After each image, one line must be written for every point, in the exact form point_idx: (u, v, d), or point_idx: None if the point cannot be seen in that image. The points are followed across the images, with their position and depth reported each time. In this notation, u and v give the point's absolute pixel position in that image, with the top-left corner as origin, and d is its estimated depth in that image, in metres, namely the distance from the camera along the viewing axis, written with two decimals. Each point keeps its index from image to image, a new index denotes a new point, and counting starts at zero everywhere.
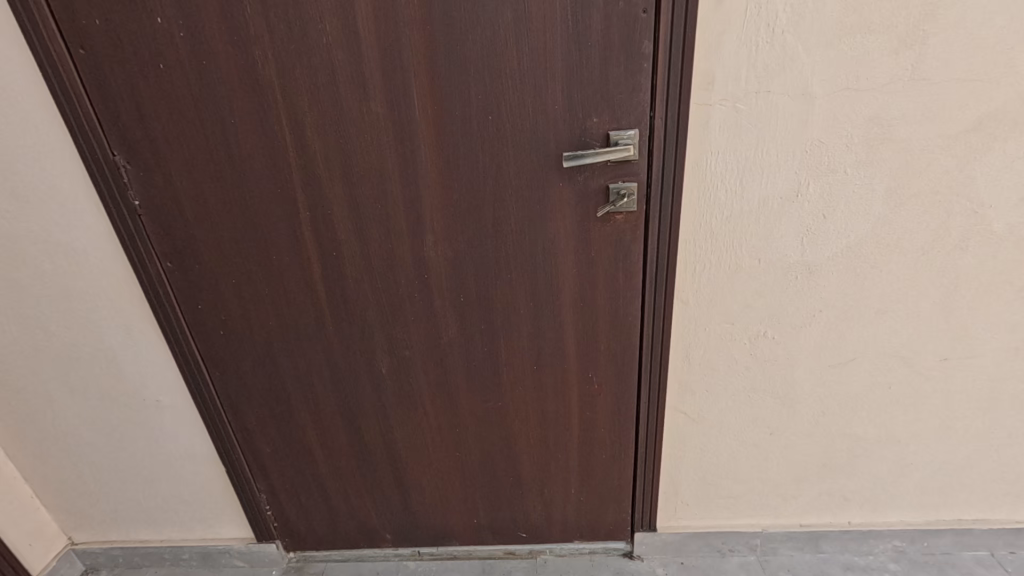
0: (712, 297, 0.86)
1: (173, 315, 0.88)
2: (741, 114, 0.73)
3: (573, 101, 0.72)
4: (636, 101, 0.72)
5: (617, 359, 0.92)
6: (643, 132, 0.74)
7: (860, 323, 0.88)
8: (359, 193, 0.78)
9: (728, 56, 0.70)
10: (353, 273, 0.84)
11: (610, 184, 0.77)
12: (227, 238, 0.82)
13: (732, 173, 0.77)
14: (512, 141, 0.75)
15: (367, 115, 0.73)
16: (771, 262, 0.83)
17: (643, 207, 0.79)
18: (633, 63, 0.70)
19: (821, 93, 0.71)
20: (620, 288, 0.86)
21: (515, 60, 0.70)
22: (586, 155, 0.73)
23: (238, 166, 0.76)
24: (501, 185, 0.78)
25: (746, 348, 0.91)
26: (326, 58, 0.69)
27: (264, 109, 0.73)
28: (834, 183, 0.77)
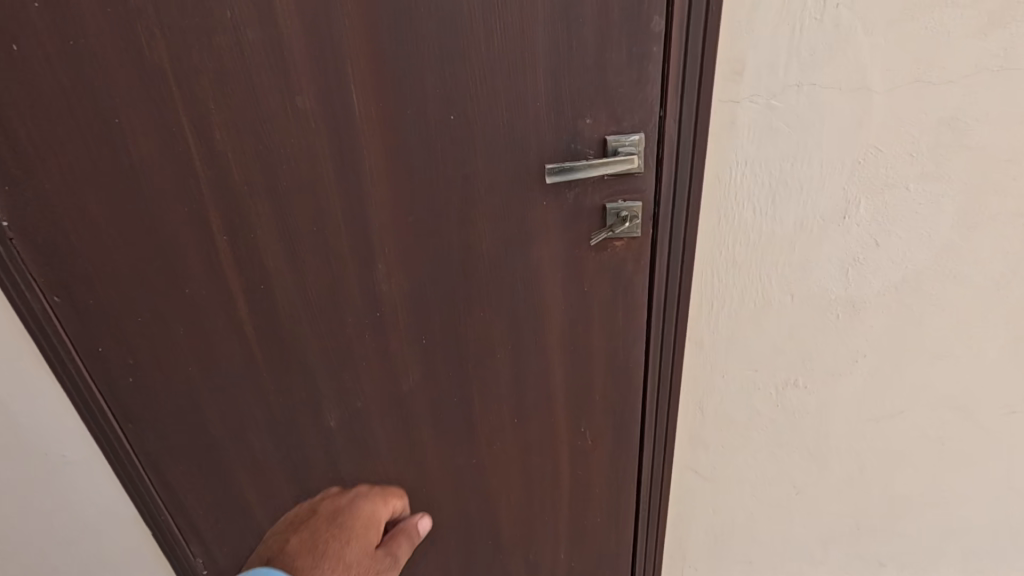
0: (732, 340, 0.70)
1: (68, 358, 0.71)
2: (776, 115, 0.56)
3: (559, 96, 0.56)
4: (642, 96, 0.56)
5: (615, 410, 0.76)
6: (650, 136, 0.57)
7: (910, 370, 0.72)
8: (289, 213, 0.61)
9: (764, 37, 0.53)
10: (289, 310, 0.68)
11: (607, 203, 0.61)
12: (126, 265, 0.65)
13: (763, 189, 0.60)
14: (482, 147, 0.58)
15: (293, 113, 0.56)
16: (808, 297, 0.67)
17: (649, 231, 0.63)
18: (639, 46, 0.54)
19: (881, 87, 0.55)
20: (619, 329, 0.69)
21: (484, 40, 0.53)
22: (578, 168, 0.57)
23: (133, 178, 0.60)
24: (471, 202, 0.61)
25: (770, 399, 0.75)
26: (233, 36, 0.52)
27: (157, 103, 0.56)
28: (890, 204, 0.61)
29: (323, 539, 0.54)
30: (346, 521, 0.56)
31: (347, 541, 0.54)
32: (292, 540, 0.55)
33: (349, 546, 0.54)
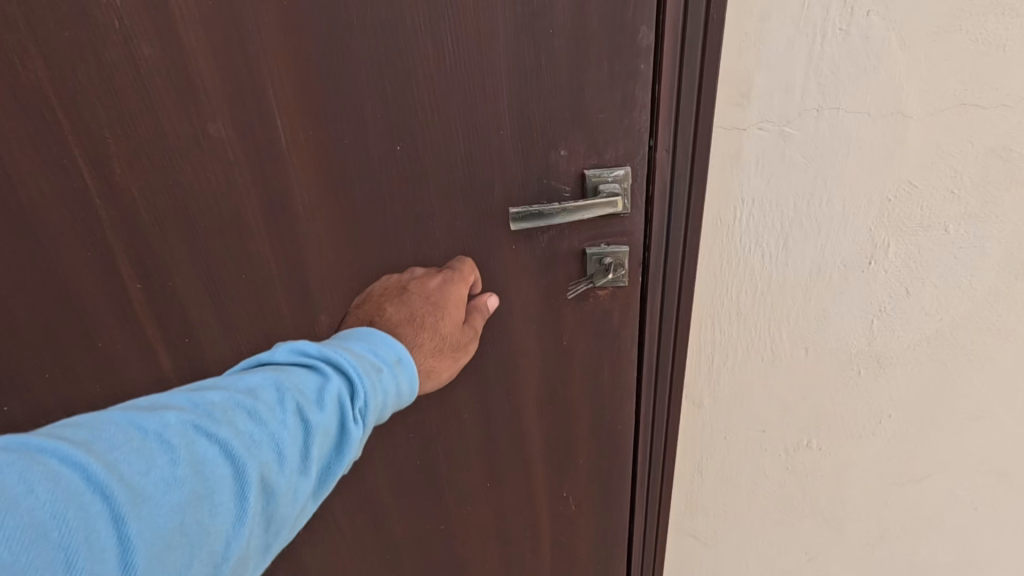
0: (735, 398, 0.61)
1: None
2: (791, 145, 0.47)
3: (528, 123, 0.46)
4: (628, 122, 0.47)
5: (602, 472, 0.67)
6: (638, 170, 0.48)
7: (940, 432, 0.63)
8: (213, 258, 0.52)
9: (776, 51, 0.43)
10: (221, 366, 0.59)
11: (587, 248, 0.52)
12: (27, 316, 0.56)
13: (774, 231, 0.51)
14: (437, 183, 0.49)
15: (207, 143, 0.46)
16: (823, 351, 0.58)
17: (637, 278, 0.54)
18: (622, 63, 0.44)
19: (918, 111, 0.45)
20: (605, 385, 0.60)
21: (433, 55, 0.43)
22: (555, 216, 0.48)
23: (23, 218, 0.50)
24: (425, 246, 0.51)
25: (780, 461, 0.66)
26: (125, 51, 0.43)
27: (43, 132, 0.46)
28: (925, 248, 0.51)
29: (417, 306, 0.45)
30: (440, 292, 0.47)
31: (444, 312, 0.46)
32: (381, 307, 0.46)
33: (445, 319, 0.46)
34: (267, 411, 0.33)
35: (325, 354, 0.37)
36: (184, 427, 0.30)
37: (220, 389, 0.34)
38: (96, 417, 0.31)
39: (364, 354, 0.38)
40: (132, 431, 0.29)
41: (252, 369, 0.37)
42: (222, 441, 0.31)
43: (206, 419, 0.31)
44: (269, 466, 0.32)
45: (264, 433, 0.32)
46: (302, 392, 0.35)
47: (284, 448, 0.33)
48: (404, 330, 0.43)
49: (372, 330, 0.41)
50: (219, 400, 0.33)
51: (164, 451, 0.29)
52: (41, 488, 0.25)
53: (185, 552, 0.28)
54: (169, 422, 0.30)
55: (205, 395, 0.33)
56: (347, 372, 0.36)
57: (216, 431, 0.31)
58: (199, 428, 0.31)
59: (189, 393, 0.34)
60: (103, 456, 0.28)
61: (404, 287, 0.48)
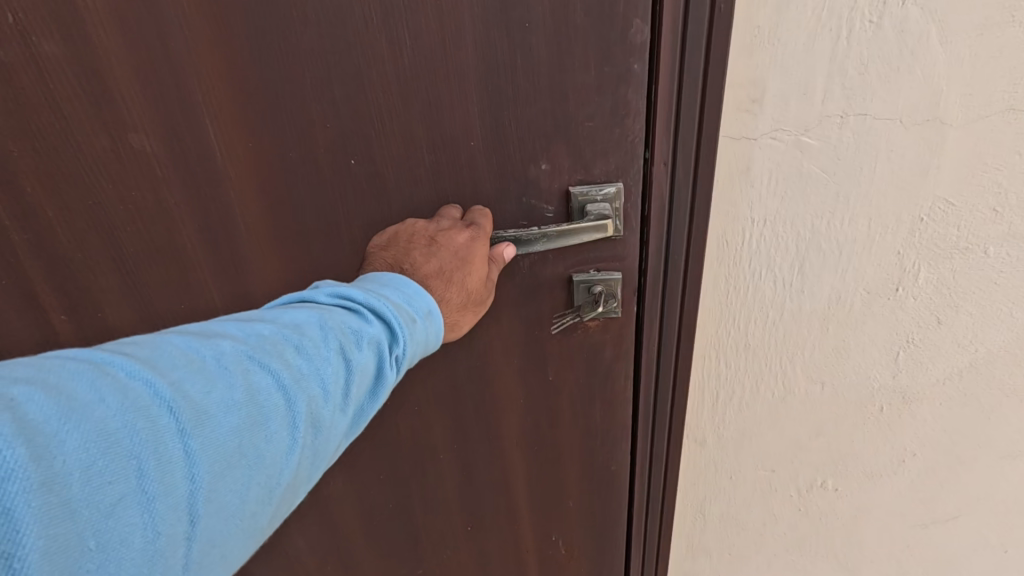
0: (741, 437, 0.55)
1: None
2: (809, 158, 0.40)
3: (503, 134, 0.40)
4: (620, 132, 0.40)
5: (595, 514, 0.61)
6: (632, 187, 0.42)
7: (970, 472, 0.56)
8: (147, 287, 0.46)
9: (793, 48, 0.36)
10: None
11: (574, 275, 0.45)
12: None
13: (788, 253, 0.44)
14: (400, 201, 0.42)
15: (131, 156, 0.40)
16: (842, 387, 0.51)
17: (632, 309, 0.47)
18: (613, 63, 0.38)
19: (959, 118, 0.38)
20: (598, 423, 0.54)
21: (390, 55, 0.37)
22: (535, 244, 0.42)
23: None
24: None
25: (791, 503, 0.59)
26: (22, 49, 0.36)
27: None
28: (962, 273, 0.45)
29: (445, 261, 0.38)
30: (468, 246, 0.39)
31: (473, 268, 0.39)
32: (402, 256, 0.38)
33: (474, 275, 0.39)
34: (314, 344, 0.28)
35: (369, 297, 0.32)
36: (240, 355, 0.26)
37: (267, 321, 0.29)
38: (151, 338, 0.26)
39: (402, 303, 0.33)
40: (189, 353, 0.25)
41: (294, 305, 0.31)
42: (274, 373, 0.26)
43: (259, 350, 0.27)
44: (320, 401, 0.27)
45: (316, 368, 0.27)
46: (350, 332, 0.30)
47: (336, 384, 0.28)
48: (434, 285, 0.37)
49: (407, 279, 0.35)
50: (269, 333, 0.28)
51: (221, 374, 0.25)
52: (111, 398, 0.21)
53: (244, 477, 0.24)
54: (225, 350, 0.26)
55: (254, 325, 0.28)
56: (387, 320, 0.31)
57: (271, 361, 0.26)
58: (253, 357, 0.26)
59: (237, 323, 0.29)
60: (167, 373, 0.24)
61: (424, 234, 0.39)
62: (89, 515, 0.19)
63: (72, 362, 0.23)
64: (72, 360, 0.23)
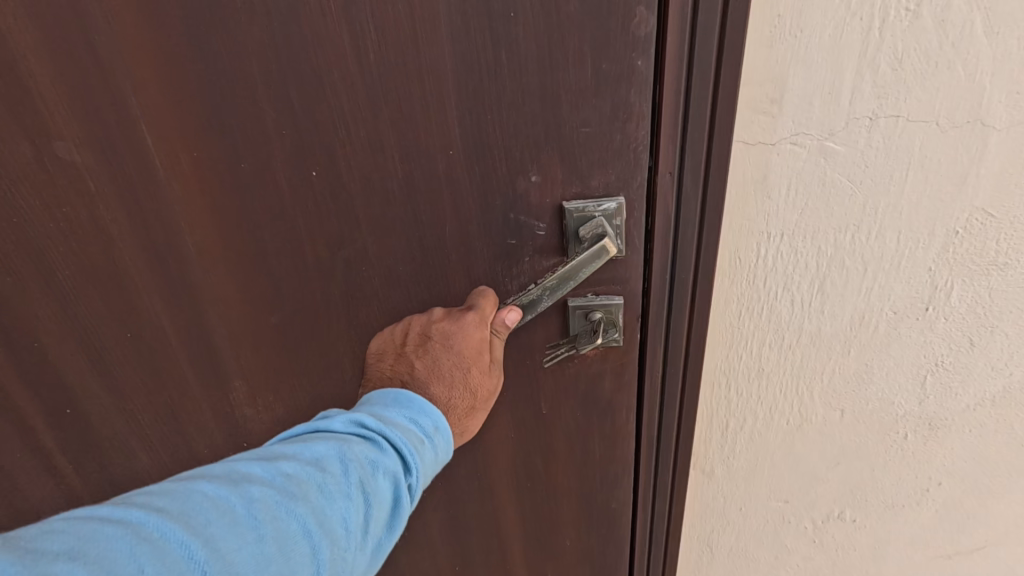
0: (752, 469, 0.51)
1: None
2: (833, 166, 0.35)
3: (488, 143, 0.36)
4: (621, 139, 0.36)
5: (594, 549, 0.56)
6: (634, 200, 0.38)
7: (998, 503, 0.52)
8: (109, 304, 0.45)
9: (818, 40, 0.32)
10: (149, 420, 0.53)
11: (569, 298, 0.41)
12: None
13: (808, 271, 0.40)
14: (375, 214, 0.40)
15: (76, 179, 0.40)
16: (866, 415, 0.47)
17: (634, 334, 0.43)
18: (612, 59, 0.33)
19: (1003, 120, 0.34)
20: (598, 457, 0.49)
21: (360, 61, 0.34)
22: (542, 300, 0.39)
23: None
24: (371, 291, 0.44)
25: (805, 536, 0.55)
26: None
27: None
28: (1001, 292, 0.40)
29: (443, 361, 0.38)
30: (461, 334, 0.39)
31: (469, 362, 0.38)
32: (400, 364, 0.39)
33: (476, 368, 0.38)
34: (337, 482, 0.28)
35: (382, 424, 0.32)
36: (269, 502, 0.26)
37: (289, 455, 0.29)
38: (175, 484, 0.26)
39: (409, 424, 0.33)
40: (220, 502, 0.25)
41: (310, 434, 0.31)
42: (301, 519, 0.26)
43: (285, 494, 0.27)
44: (343, 543, 0.27)
45: (338, 509, 0.28)
46: (369, 461, 0.30)
47: (357, 522, 0.28)
48: (435, 390, 0.37)
49: (412, 394, 0.35)
50: (293, 470, 0.28)
51: (251, 527, 0.25)
52: (150, 567, 0.22)
53: None
54: (252, 495, 0.26)
55: (276, 462, 0.28)
56: (401, 450, 0.31)
57: (298, 505, 0.26)
58: (281, 502, 0.26)
59: (261, 456, 0.29)
60: (199, 530, 0.24)
61: (419, 330, 0.40)
62: None
63: (105, 526, 0.22)
64: (105, 523, 0.23)
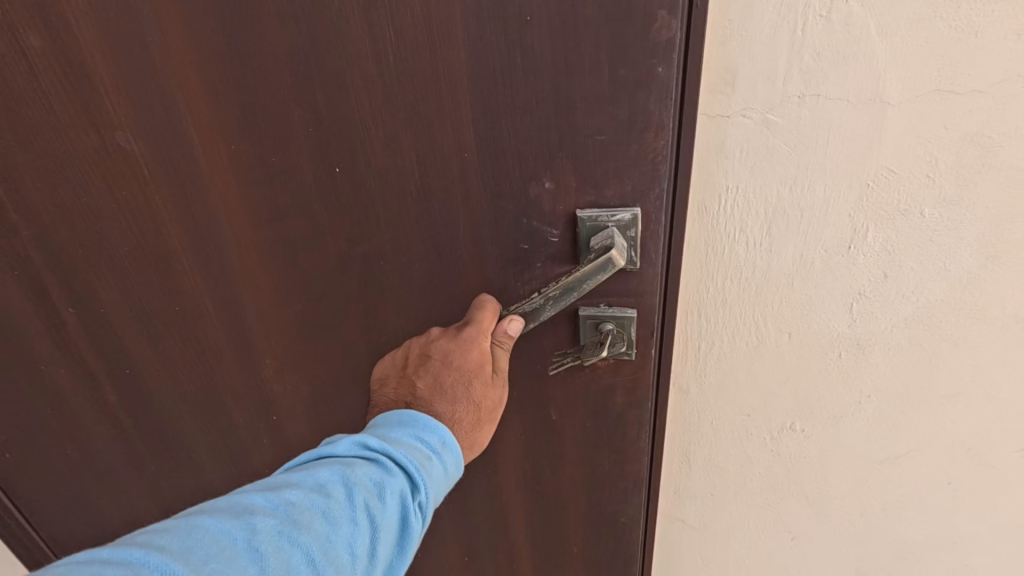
0: (722, 385, 0.62)
1: (59, 400, 0.74)
2: (774, 133, 0.47)
3: (531, 142, 0.49)
4: (637, 148, 0.47)
5: (602, 473, 0.69)
6: (648, 210, 0.50)
7: (919, 412, 0.64)
8: (253, 265, 0.63)
9: (757, 41, 0.43)
10: (228, 350, 0.71)
11: (582, 308, 0.56)
12: (106, 312, 0.68)
13: (758, 218, 0.51)
14: (446, 198, 0.54)
15: (246, 168, 0.57)
16: (807, 337, 0.59)
17: (638, 306, 0.55)
18: (631, 67, 0.44)
19: (897, 98, 0.45)
20: (610, 393, 0.62)
21: (445, 86, 0.48)
22: (544, 307, 0.53)
23: (103, 233, 0.63)
24: (438, 258, 0.58)
25: (765, 445, 0.67)
26: (181, 105, 0.54)
27: (125, 168, 0.58)
28: (904, 233, 0.52)
29: (445, 376, 0.53)
30: (460, 353, 0.54)
31: (470, 376, 0.53)
32: (412, 382, 0.55)
33: (476, 380, 0.53)
34: (339, 506, 0.40)
35: (384, 447, 0.45)
36: (272, 532, 0.37)
37: (294, 487, 0.40)
38: (185, 524, 0.36)
39: (413, 442, 0.47)
40: (224, 537, 0.35)
41: (318, 464, 0.44)
42: (304, 542, 0.37)
43: (289, 522, 0.38)
44: (344, 557, 0.39)
45: (340, 532, 0.39)
46: (369, 485, 0.42)
47: (356, 537, 0.40)
48: (440, 407, 0.52)
49: (417, 415, 0.50)
50: (297, 501, 0.39)
51: (249, 556, 0.35)
52: None
53: None
54: (256, 526, 0.37)
55: (282, 494, 0.40)
56: (405, 467, 0.44)
57: (299, 531, 0.38)
58: (284, 532, 0.37)
59: (267, 492, 0.40)
60: (200, 565, 0.33)
61: (430, 352, 0.56)
62: None
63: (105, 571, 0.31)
64: (109, 567, 0.32)
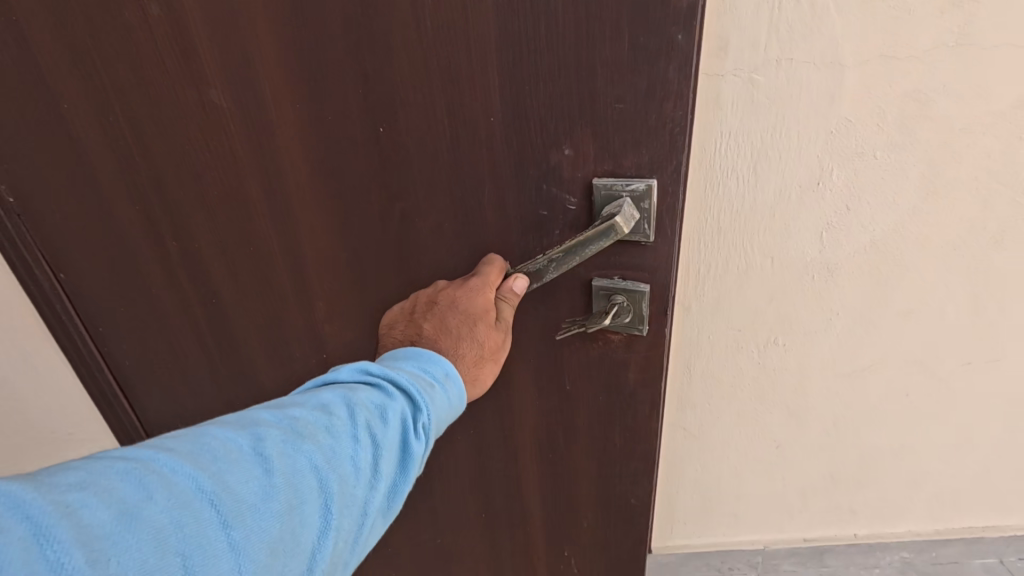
0: (718, 301, 0.76)
1: (165, 324, 0.89)
2: (758, 89, 0.61)
3: (555, 114, 0.57)
4: (655, 118, 0.55)
5: (612, 423, 0.76)
6: (666, 181, 0.57)
7: (879, 329, 0.78)
8: (321, 220, 0.73)
9: (745, 16, 0.57)
10: (294, 296, 0.81)
11: (596, 279, 0.65)
12: (202, 253, 0.81)
13: (746, 158, 0.65)
14: (486, 162, 0.62)
15: (319, 133, 0.66)
16: (786, 261, 0.72)
17: (644, 264, 0.63)
18: (653, 41, 0.51)
19: (851, 61, 0.59)
20: (620, 345, 0.70)
21: (489, 59, 0.56)
22: (548, 267, 0.60)
23: (200, 185, 0.75)
24: (475, 219, 0.66)
25: (753, 358, 0.81)
26: (268, 76, 0.64)
27: (220, 129, 0.69)
28: (861, 172, 0.66)
29: (451, 318, 0.60)
30: (467, 300, 0.61)
31: (475, 319, 0.60)
32: (418, 325, 0.62)
33: (480, 323, 0.60)
34: (341, 422, 0.43)
35: (386, 374, 0.49)
36: (277, 440, 0.40)
37: (299, 406, 0.44)
38: (197, 432, 0.40)
39: (416, 372, 0.51)
40: (232, 443, 0.39)
41: (322, 389, 0.47)
42: (307, 450, 0.41)
43: (293, 433, 0.41)
44: (345, 468, 0.42)
45: (342, 445, 0.42)
46: (371, 406, 0.46)
47: (357, 450, 0.43)
48: (445, 344, 0.58)
49: (421, 350, 0.55)
50: (302, 416, 0.43)
51: (252, 459, 0.38)
52: (160, 493, 0.34)
53: (279, 524, 0.37)
54: (262, 435, 0.40)
55: (288, 411, 0.43)
56: (407, 391, 0.48)
57: (302, 440, 0.41)
58: (288, 441, 0.41)
59: (275, 410, 0.44)
60: (208, 464, 0.37)
61: (439, 300, 0.63)
62: (166, 556, 0.33)
63: (120, 463, 0.35)
64: (125, 462, 0.35)
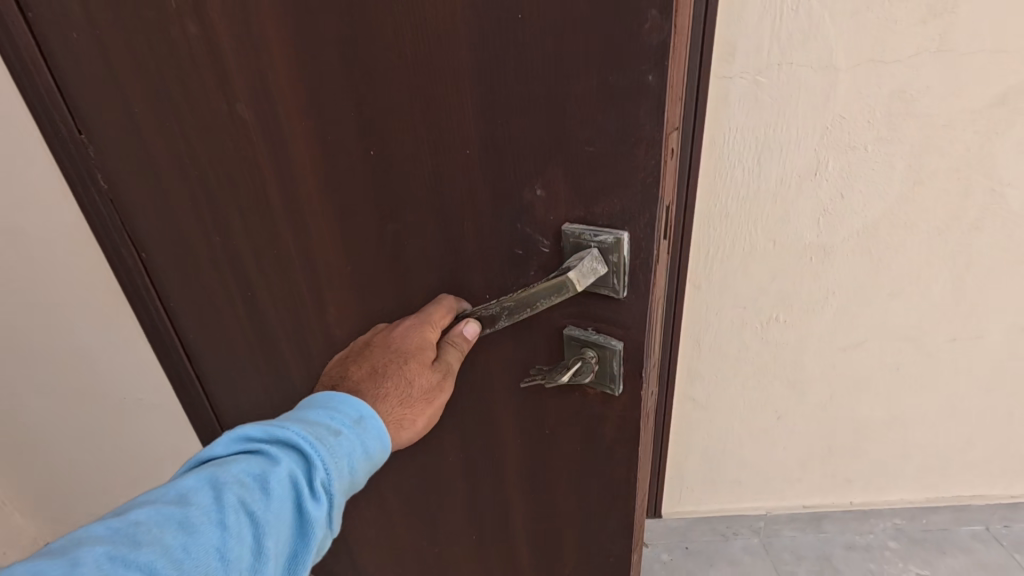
0: (724, 280, 0.84)
1: (187, 315, 0.92)
2: (762, 88, 0.69)
3: (517, 155, 0.50)
4: (628, 164, 0.47)
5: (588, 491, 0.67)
6: (638, 235, 0.49)
7: (871, 307, 0.86)
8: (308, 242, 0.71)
9: (751, 23, 0.65)
10: (288, 311, 0.80)
11: (570, 327, 0.57)
12: (208, 257, 0.81)
13: (750, 150, 0.74)
14: (455, 196, 0.56)
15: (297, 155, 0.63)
16: (787, 244, 0.81)
17: (620, 323, 0.54)
18: (626, 79, 0.43)
19: (844, 64, 0.67)
20: (594, 407, 0.60)
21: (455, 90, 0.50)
22: (500, 316, 0.54)
23: (200, 194, 0.74)
24: (448, 257, 0.60)
25: (756, 332, 0.89)
26: (246, 94, 0.61)
27: (212, 142, 0.68)
28: (855, 163, 0.74)
29: (381, 357, 0.54)
30: (402, 338, 0.55)
31: (407, 358, 0.53)
32: (346, 370, 0.55)
33: (412, 361, 0.53)
34: (202, 510, 0.37)
35: (267, 435, 0.42)
36: (101, 559, 0.33)
37: (146, 505, 0.37)
38: None
39: (312, 421, 0.45)
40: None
41: (187, 472, 0.41)
42: (148, 560, 0.34)
43: (131, 543, 0.34)
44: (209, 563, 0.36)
45: (202, 540, 0.36)
46: (246, 482, 0.39)
47: (226, 538, 0.37)
48: (368, 387, 0.51)
49: (331, 394, 0.48)
50: (144, 518, 0.36)
51: None
52: None
53: None
54: (86, 556, 0.33)
55: (125, 517, 0.36)
56: (296, 449, 0.42)
57: (145, 547, 0.34)
58: (118, 556, 0.33)
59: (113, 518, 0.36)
60: None
61: (375, 342, 0.57)
62: None
63: None
64: None
